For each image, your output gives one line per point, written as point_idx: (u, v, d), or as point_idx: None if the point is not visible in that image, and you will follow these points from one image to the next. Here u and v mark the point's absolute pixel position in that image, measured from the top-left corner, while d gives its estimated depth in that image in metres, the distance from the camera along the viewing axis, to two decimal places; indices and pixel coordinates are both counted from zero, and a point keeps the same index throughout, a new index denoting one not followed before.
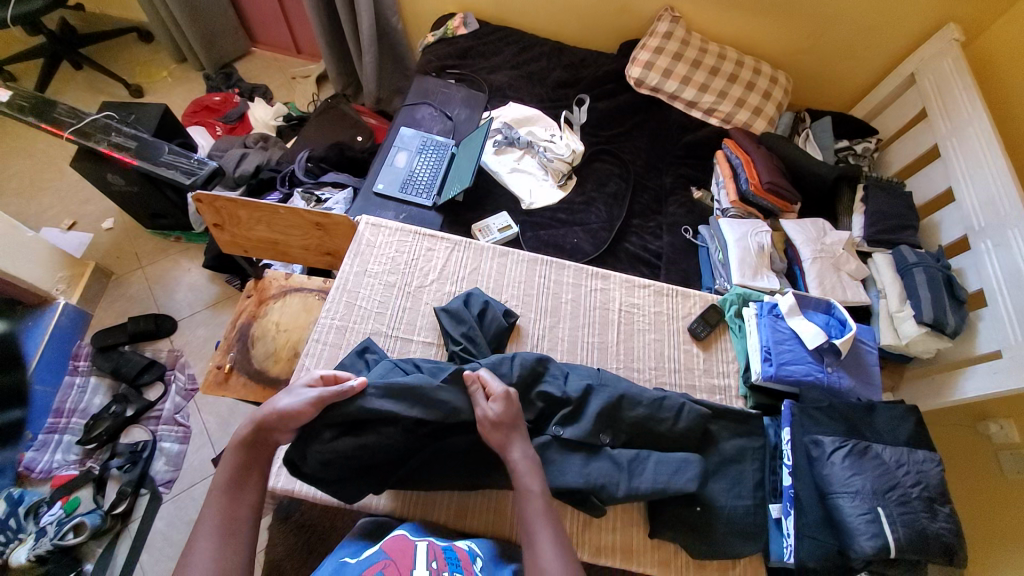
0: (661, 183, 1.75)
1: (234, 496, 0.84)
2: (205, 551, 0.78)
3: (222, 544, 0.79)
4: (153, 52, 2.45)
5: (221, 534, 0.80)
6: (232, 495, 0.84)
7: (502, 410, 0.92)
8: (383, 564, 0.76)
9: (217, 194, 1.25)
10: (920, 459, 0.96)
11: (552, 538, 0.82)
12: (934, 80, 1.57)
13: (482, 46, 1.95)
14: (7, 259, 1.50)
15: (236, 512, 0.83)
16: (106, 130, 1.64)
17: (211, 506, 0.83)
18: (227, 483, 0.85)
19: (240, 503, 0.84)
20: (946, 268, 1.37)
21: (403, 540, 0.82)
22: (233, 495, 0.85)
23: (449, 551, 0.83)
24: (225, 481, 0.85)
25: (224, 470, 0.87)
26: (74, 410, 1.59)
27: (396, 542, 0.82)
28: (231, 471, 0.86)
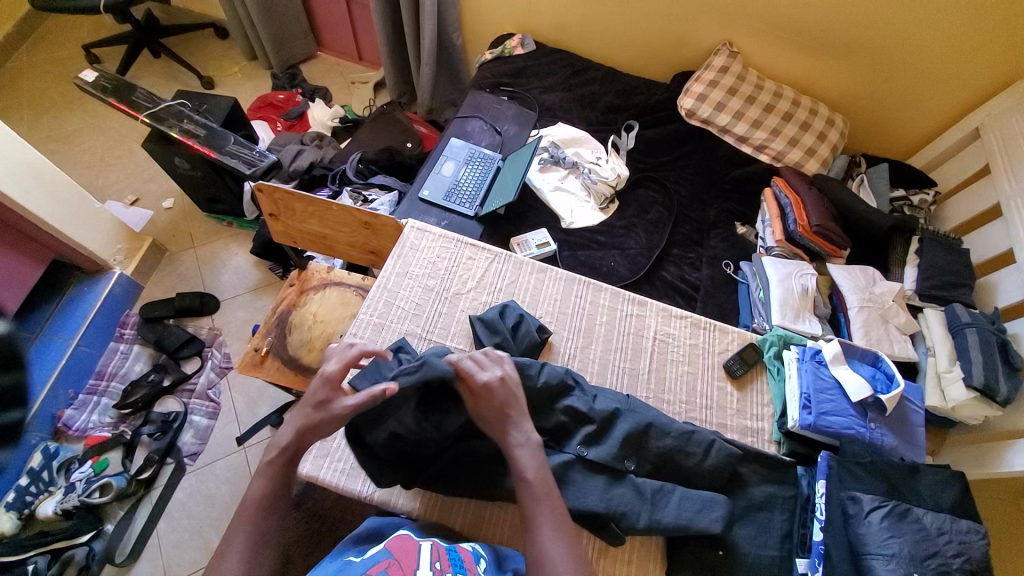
0: (704, 215, 1.73)
1: (264, 513, 0.81)
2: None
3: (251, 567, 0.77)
4: (227, 48, 2.61)
5: (251, 555, 0.78)
6: (263, 514, 0.81)
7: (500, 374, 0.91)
8: (387, 563, 0.72)
9: (277, 185, 1.31)
10: (964, 529, 0.90)
11: (557, 533, 0.79)
12: (1000, 137, 1.51)
13: (537, 66, 1.99)
14: (73, 226, 1.61)
15: (264, 529, 0.80)
16: (180, 117, 1.75)
17: (239, 529, 0.79)
18: (258, 504, 0.82)
19: (269, 520, 0.81)
20: (1001, 334, 1.30)
21: (407, 540, 0.79)
22: (262, 515, 0.81)
23: (454, 552, 0.81)
24: (257, 501, 0.82)
25: (254, 490, 0.83)
26: (115, 375, 1.68)
27: (400, 542, 0.79)
28: (262, 491, 0.83)
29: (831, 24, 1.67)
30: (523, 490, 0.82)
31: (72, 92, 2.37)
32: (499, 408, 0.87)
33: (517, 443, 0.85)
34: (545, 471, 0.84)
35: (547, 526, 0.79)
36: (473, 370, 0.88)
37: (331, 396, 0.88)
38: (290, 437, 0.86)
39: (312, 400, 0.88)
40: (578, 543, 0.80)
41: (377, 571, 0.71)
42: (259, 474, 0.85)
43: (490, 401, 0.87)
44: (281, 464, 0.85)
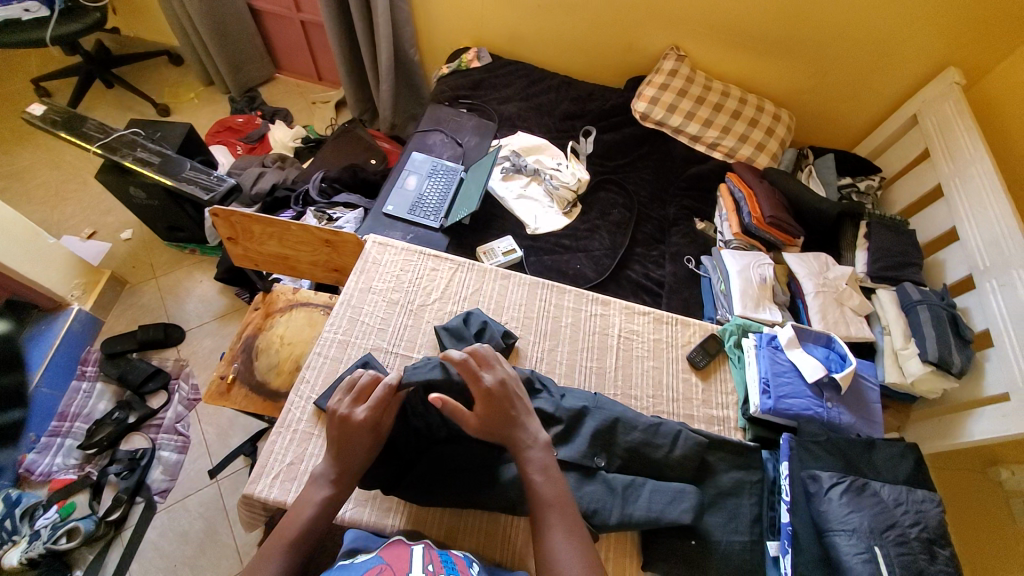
0: (665, 213, 1.78)
1: (302, 549, 0.81)
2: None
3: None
4: (183, 75, 2.58)
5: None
6: (302, 550, 0.81)
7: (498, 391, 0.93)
8: (379, 568, 0.70)
9: (233, 209, 1.29)
10: (920, 499, 0.93)
11: (567, 536, 0.81)
12: (935, 122, 1.60)
13: (494, 77, 2.03)
14: (26, 263, 1.55)
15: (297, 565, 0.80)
16: (133, 145, 1.72)
17: (271, 563, 0.78)
18: (296, 541, 0.81)
19: (299, 555, 0.81)
20: (951, 308, 1.36)
21: (399, 546, 0.76)
22: (296, 550, 0.81)
23: (445, 556, 0.78)
24: (295, 536, 0.81)
25: (297, 523, 0.83)
26: (78, 415, 1.61)
27: (393, 548, 0.76)
28: (306, 526, 0.83)
29: (771, 24, 1.75)
30: (530, 498, 0.85)
31: (20, 127, 2.29)
32: (503, 406, 0.92)
33: (527, 445, 0.91)
34: (556, 480, 0.87)
35: (557, 526, 0.82)
36: (475, 370, 0.94)
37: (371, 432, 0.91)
38: (337, 476, 0.88)
39: (354, 441, 0.89)
40: (590, 547, 0.81)
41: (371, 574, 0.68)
42: (305, 507, 0.85)
43: (493, 404, 0.92)
44: (332, 501, 0.86)
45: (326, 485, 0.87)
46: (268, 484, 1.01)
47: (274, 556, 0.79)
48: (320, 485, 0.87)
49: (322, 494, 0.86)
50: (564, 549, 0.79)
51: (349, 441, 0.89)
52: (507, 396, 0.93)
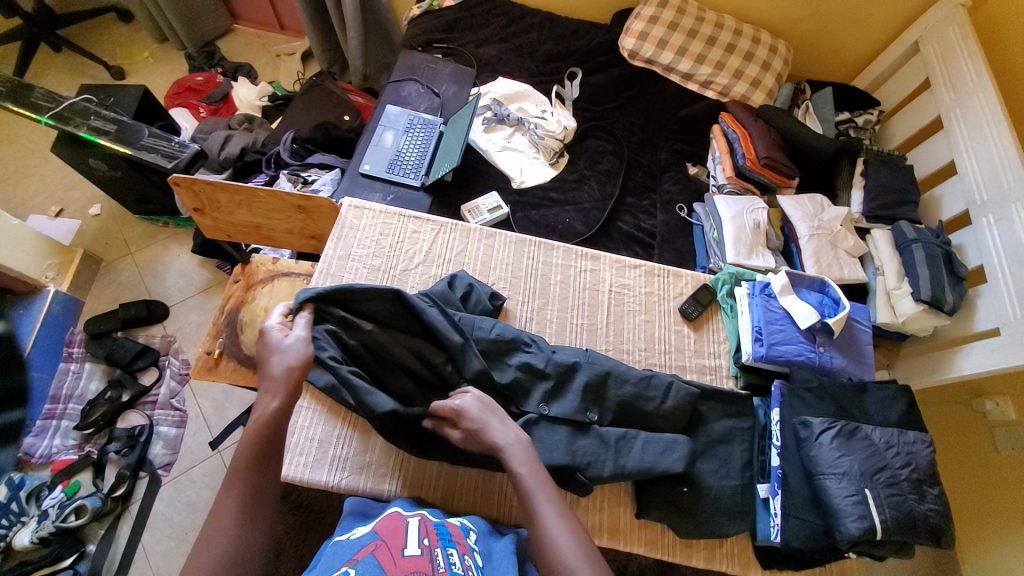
0: (656, 159, 1.71)
1: (259, 470, 0.79)
2: (224, 538, 0.72)
3: (252, 521, 0.75)
4: (134, 33, 2.37)
5: (247, 514, 0.76)
6: (259, 469, 0.80)
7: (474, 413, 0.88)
8: (374, 545, 0.69)
9: (195, 177, 1.22)
10: (910, 440, 0.94)
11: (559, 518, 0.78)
12: (938, 47, 1.50)
13: (470, 18, 1.87)
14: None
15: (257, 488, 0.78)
16: (85, 114, 1.59)
17: (231, 490, 0.77)
18: (249, 464, 0.79)
19: (258, 477, 0.79)
20: (947, 245, 1.33)
21: (394, 519, 0.76)
22: (252, 474, 0.79)
23: (442, 528, 0.79)
24: (246, 461, 0.80)
25: (245, 445, 0.81)
26: (70, 397, 1.59)
27: (387, 523, 0.76)
28: (254, 446, 0.81)
29: None
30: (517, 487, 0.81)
31: None
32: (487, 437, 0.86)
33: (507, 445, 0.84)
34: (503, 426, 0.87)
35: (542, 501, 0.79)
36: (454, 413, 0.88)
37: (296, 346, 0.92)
38: (276, 392, 0.86)
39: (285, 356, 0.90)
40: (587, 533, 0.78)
41: (365, 552, 0.67)
42: (250, 430, 0.83)
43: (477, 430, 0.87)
44: (276, 418, 0.84)
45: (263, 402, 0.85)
46: None
47: (231, 484, 0.78)
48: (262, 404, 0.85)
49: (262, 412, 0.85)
50: (543, 489, 0.81)
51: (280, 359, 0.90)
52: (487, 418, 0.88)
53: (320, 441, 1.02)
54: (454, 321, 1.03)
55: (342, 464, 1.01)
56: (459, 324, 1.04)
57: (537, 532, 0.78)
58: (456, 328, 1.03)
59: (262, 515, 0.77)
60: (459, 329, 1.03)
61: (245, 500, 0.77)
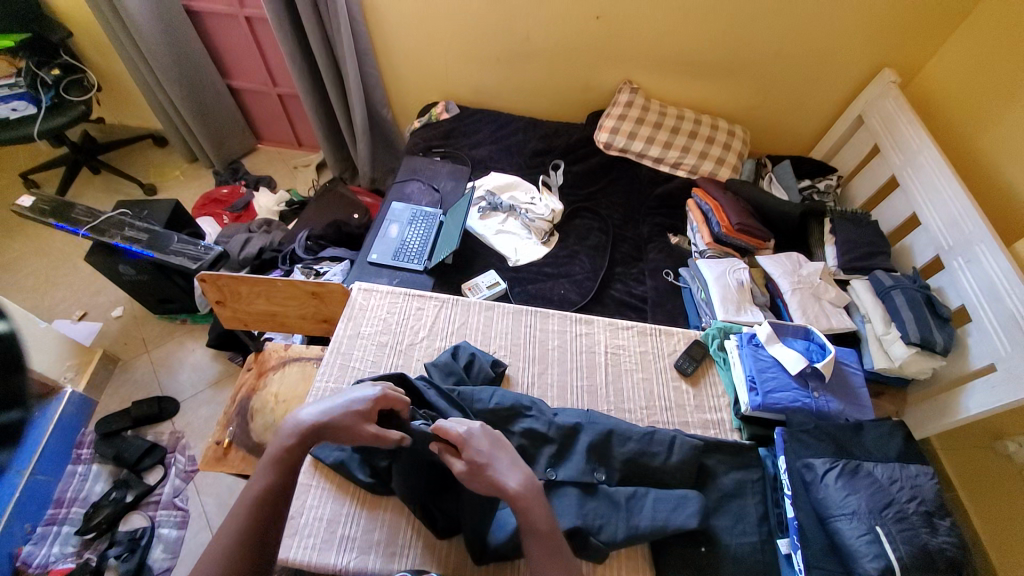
0: (639, 232, 1.86)
1: (268, 501, 0.85)
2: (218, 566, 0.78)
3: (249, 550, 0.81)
4: (168, 156, 2.69)
5: (243, 546, 0.81)
6: (272, 501, 0.86)
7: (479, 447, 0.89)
8: None
9: (220, 273, 1.34)
10: (914, 473, 0.94)
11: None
12: (880, 119, 1.72)
13: (464, 126, 2.14)
14: (31, 347, 1.58)
15: (261, 518, 0.84)
16: (121, 226, 1.77)
17: (242, 512, 0.84)
18: (260, 491, 0.86)
19: (264, 510, 0.85)
20: (924, 289, 1.41)
21: None
22: (264, 503, 0.85)
23: None
24: (264, 487, 0.86)
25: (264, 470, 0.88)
26: (74, 500, 1.56)
27: None
28: (267, 477, 0.88)
29: (713, 53, 1.89)
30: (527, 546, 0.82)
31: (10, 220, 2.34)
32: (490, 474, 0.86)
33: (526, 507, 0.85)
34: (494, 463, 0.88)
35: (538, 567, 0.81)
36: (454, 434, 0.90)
37: (365, 414, 0.94)
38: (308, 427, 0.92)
39: (353, 420, 0.93)
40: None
41: None
42: (271, 456, 0.90)
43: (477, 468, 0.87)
44: (290, 453, 0.90)
45: (289, 435, 0.91)
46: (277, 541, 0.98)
47: (242, 507, 0.85)
48: (287, 434, 0.92)
49: (283, 444, 0.91)
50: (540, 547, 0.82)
51: (350, 425, 0.93)
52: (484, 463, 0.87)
53: (329, 520, 1.02)
54: (453, 396, 1.07)
55: (351, 544, 0.99)
56: (462, 395, 1.09)
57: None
58: (457, 403, 1.07)
59: (267, 543, 0.83)
60: (461, 401, 1.07)
61: (247, 528, 0.82)
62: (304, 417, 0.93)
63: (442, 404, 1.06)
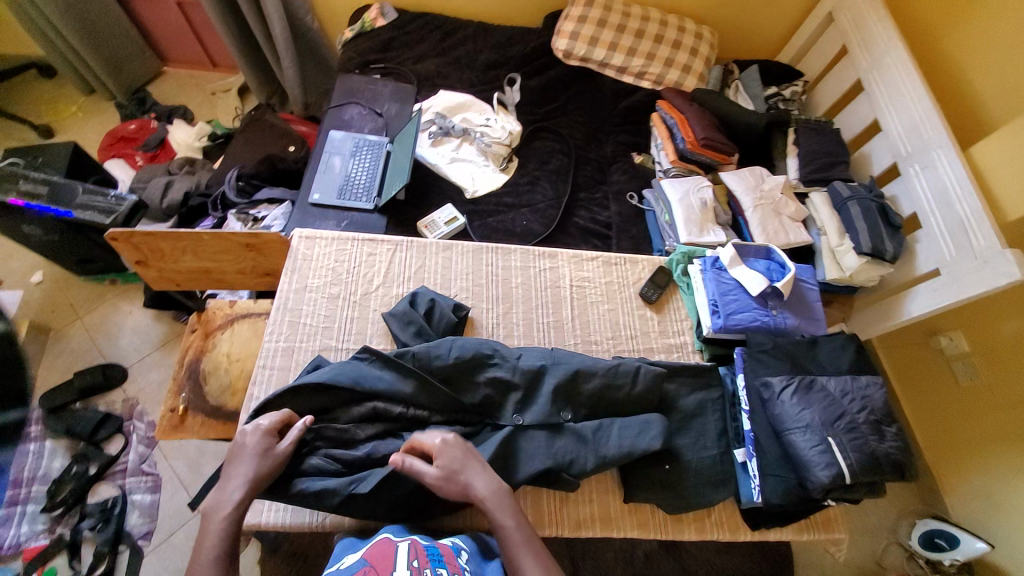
0: (602, 152, 1.76)
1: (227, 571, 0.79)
2: None
3: None
4: (57, 88, 2.28)
5: None
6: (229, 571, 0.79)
7: (451, 454, 0.88)
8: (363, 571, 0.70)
9: (133, 229, 1.18)
10: (864, 384, 1.00)
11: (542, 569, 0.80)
12: (848, 17, 1.59)
13: (404, 36, 1.88)
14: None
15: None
16: (12, 178, 1.52)
17: None
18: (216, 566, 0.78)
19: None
20: (878, 199, 1.42)
21: (384, 544, 0.78)
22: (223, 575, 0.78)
23: (432, 548, 0.79)
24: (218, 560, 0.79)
25: (208, 548, 0.80)
26: (33, 478, 1.51)
27: (378, 548, 0.77)
28: (218, 550, 0.80)
29: None
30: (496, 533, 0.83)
31: None
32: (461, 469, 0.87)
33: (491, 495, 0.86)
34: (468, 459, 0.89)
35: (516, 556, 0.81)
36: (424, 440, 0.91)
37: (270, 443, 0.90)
38: (241, 486, 0.85)
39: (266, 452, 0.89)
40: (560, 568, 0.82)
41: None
42: (207, 539, 0.81)
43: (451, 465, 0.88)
44: (235, 517, 0.83)
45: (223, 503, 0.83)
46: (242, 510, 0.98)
47: None
48: (221, 505, 0.83)
49: (222, 515, 0.82)
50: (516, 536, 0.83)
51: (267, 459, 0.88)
52: (462, 459, 0.89)
53: None
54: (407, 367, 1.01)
55: None
56: (417, 356, 1.03)
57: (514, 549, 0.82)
58: (410, 372, 1.01)
59: None
60: (418, 363, 1.02)
61: None
62: (229, 487, 0.85)
63: (383, 386, 0.99)
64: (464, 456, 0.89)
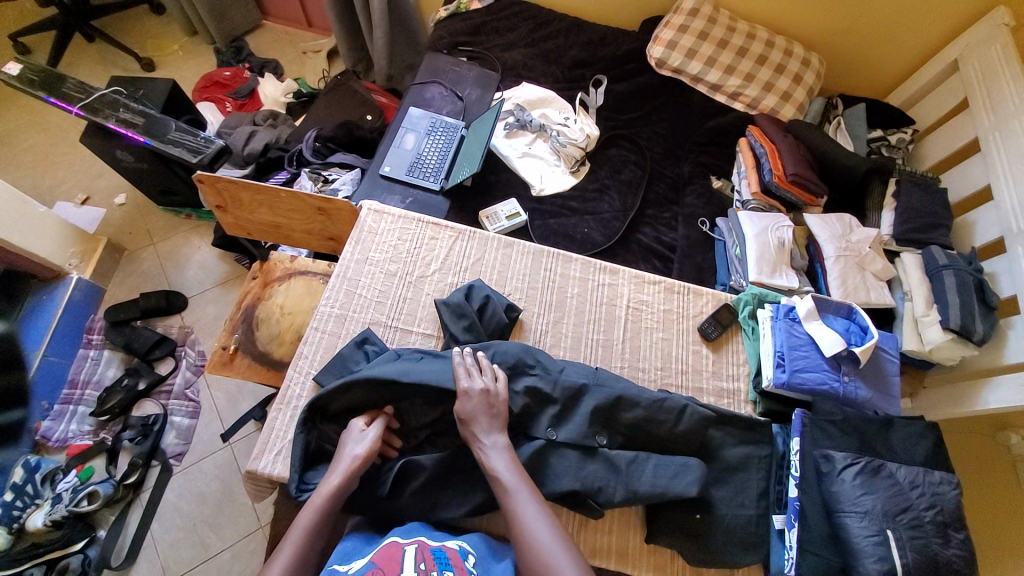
0: (679, 171, 1.67)
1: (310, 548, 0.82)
2: None
3: None
4: (165, 26, 2.40)
5: None
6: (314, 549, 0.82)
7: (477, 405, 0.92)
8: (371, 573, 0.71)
9: (219, 175, 1.24)
10: (936, 480, 0.92)
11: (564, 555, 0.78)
12: (978, 68, 1.44)
13: (497, 21, 1.85)
14: (16, 231, 1.51)
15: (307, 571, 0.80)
16: (115, 106, 1.62)
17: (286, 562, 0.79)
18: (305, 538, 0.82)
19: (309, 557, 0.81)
20: (978, 273, 1.28)
21: (392, 548, 0.77)
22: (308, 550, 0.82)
23: (439, 551, 0.79)
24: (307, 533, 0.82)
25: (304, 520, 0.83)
26: (88, 382, 1.62)
27: (386, 550, 0.77)
28: (308, 524, 0.83)
29: None
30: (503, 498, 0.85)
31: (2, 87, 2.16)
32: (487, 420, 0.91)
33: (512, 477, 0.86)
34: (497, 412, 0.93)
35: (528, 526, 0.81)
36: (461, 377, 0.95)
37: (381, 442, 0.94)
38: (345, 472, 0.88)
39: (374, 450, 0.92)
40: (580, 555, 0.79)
41: None
42: (308, 509, 0.85)
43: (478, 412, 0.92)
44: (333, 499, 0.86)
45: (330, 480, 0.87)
46: (272, 461, 1.00)
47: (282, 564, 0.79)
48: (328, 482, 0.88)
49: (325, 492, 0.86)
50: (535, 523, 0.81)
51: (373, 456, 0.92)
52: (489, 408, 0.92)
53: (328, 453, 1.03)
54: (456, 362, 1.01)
55: None
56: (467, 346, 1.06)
57: (521, 543, 0.80)
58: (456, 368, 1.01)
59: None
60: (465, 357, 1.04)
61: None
62: (339, 466, 0.89)
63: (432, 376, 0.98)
64: (497, 408, 0.93)
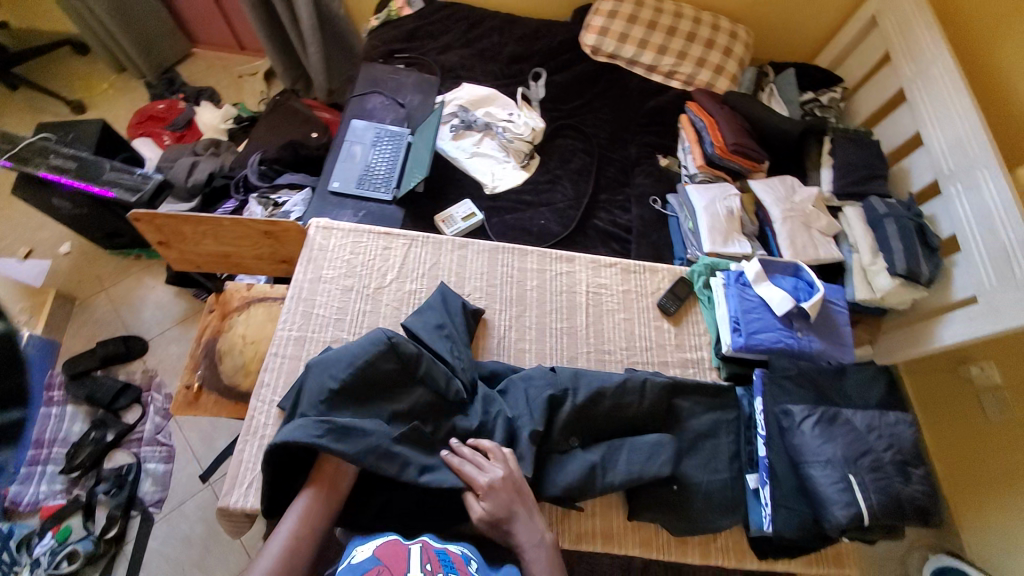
0: (627, 153, 1.70)
1: None
2: None
3: None
4: (90, 64, 2.31)
5: None
6: None
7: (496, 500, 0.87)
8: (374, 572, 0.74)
9: (157, 212, 1.20)
10: (892, 421, 0.96)
11: None
12: (893, 22, 1.51)
13: (429, 25, 1.85)
14: None
15: None
16: (45, 152, 1.55)
17: None
18: None
19: None
20: (918, 217, 1.34)
21: (396, 544, 0.80)
22: None
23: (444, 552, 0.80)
24: None
25: None
26: (54, 440, 1.55)
27: (390, 545, 0.80)
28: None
29: None
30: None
31: None
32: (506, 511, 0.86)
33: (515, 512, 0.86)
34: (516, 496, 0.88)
35: None
36: (475, 472, 0.90)
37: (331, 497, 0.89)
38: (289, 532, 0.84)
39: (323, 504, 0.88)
40: None
41: None
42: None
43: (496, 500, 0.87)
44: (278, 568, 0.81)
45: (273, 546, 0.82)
46: (245, 494, 0.99)
47: None
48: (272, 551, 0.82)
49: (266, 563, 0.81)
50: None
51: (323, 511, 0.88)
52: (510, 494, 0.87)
53: None
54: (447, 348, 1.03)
55: None
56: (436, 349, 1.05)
57: None
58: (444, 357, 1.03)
59: None
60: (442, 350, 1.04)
61: None
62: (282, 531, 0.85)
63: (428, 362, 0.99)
64: (515, 497, 0.88)
